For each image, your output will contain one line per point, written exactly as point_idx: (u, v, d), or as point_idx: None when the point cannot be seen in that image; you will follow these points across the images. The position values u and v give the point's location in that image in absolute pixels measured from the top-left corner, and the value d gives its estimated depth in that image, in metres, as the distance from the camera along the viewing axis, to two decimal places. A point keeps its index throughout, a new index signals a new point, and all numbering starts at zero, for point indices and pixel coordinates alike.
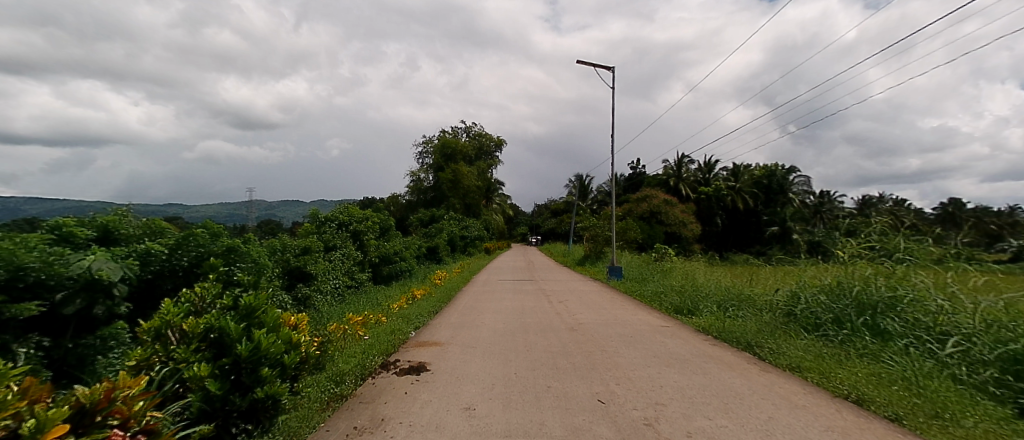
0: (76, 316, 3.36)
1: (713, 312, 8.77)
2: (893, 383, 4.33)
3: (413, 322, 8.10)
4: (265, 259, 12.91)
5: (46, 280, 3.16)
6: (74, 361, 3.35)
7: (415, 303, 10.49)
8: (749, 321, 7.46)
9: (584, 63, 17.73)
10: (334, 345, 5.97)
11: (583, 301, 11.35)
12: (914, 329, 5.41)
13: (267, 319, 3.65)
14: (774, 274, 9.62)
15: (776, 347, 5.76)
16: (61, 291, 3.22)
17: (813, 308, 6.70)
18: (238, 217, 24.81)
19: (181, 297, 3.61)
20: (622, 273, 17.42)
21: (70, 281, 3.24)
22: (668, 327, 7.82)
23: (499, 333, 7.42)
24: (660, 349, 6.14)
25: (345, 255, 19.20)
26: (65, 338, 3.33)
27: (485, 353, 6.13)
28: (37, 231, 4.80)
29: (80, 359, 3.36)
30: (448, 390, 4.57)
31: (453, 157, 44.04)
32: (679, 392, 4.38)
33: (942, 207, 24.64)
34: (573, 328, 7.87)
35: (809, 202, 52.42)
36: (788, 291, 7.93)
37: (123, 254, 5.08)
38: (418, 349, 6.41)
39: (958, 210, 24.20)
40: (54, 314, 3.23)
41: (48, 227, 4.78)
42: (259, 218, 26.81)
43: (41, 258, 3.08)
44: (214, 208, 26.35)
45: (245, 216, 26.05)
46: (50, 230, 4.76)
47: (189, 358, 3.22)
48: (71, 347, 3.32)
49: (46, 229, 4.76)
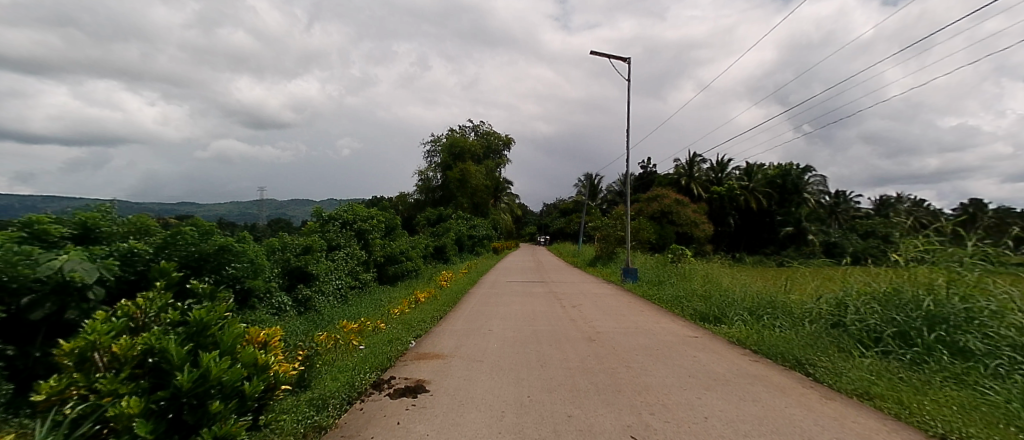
0: (47, 322, 3.25)
1: (745, 321, 7.97)
2: (995, 420, 3.52)
3: (414, 329, 7.40)
4: (264, 259, 12.35)
5: (10, 284, 3.07)
6: (44, 369, 3.26)
7: (418, 307, 9.82)
8: (789, 333, 6.67)
9: (597, 54, 16.90)
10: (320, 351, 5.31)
11: (599, 306, 10.63)
12: (1002, 349, 4.59)
13: (226, 338, 2.92)
14: (810, 278, 8.79)
15: (833, 367, 4.95)
16: (28, 295, 3.14)
17: (868, 321, 5.89)
18: (244, 216, 24.48)
19: (116, 311, 2.80)
20: (637, 276, 16.64)
21: (36, 284, 3.13)
22: (697, 338, 7.02)
23: (509, 344, 6.67)
24: (695, 367, 5.34)
25: (349, 255, 18.64)
26: (33, 345, 3.26)
27: (493, 370, 5.38)
28: (7, 228, 4.10)
29: (49, 367, 3.26)
30: (449, 420, 3.82)
31: (461, 156, 43.43)
32: (729, 426, 3.61)
33: (964, 207, 23.60)
34: (593, 339, 7.10)
35: (825, 202, 51.00)
36: (832, 299, 7.11)
37: (104, 254, 4.54)
38: (418, 362, 5.69)
39: (981, 209, 23.13)
40: (21, 318, 3.15)
41: (19, 224, 4.08)
42: (266, 217, 26.47)
43: (6, 259, 3.00)
44: (222, 206, 26.14)
45: (253, 215, 25.75)
46: (22, 227, 4.07)
47: (119, 390, 2.49)
48: (39, 355, 3.22)
49: (16, 226, 4.06)
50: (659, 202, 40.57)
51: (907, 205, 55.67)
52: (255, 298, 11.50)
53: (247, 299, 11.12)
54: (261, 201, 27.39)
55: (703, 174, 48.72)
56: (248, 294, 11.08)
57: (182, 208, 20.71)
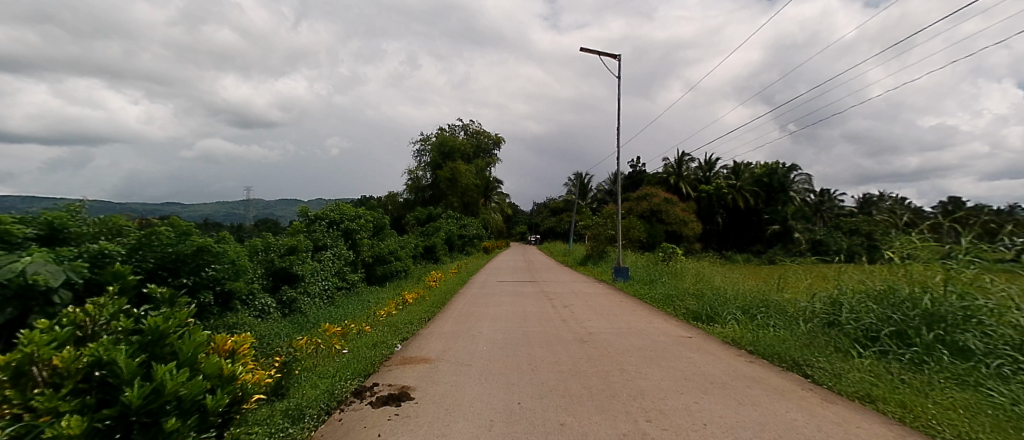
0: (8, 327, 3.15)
1: (738, 321, 7.84)
2: (1003, 424, 3.38)
3: (400, 332, 7.15)
4: (246, 259, 11.98)
5: None
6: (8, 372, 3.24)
7: (406, 309, 9.56)
8: (784, 332, 6.54)
9: (587, 50, 16.68)
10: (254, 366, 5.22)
11: (591, 306, 10.45)
12: (1003, 348, 4.48)
13: (187, 347, 2.65)
14: (803, 276, 8.68)
15: (831, 368, 4.79)
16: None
17: (864, 320, 5.78)
18: (229, 216, 23.96)
19: (60, 319, 2.50)
20: (628, 275, 16.51)
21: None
22: (692, 338, 6.85)
23: (499, 347, 6.45)
24: (691, 369, 5.16)
25: (336, 255, 18.27)
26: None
27: (482, 374, 5.14)
28: None
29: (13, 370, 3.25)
30: (433, 430, 3.58)
31: (450, 155, 43.04)
32: (729, 434, 3.41)
33: (946, 205, 23.92)
34: (585, 340, 6.90)
35: (812, 201, 51.49)
36: (826, 297, 7.00)
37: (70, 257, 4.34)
38: (404, 367, 5.44)
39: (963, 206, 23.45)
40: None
41: None
42: (252, 217, 25.93)
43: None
44: (207, 206, 25.61)
45: (239, 215, 25.24)
46: None
47: (58, 408, 2.21)
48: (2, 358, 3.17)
49: None
50: (649, 201, 40.60)
51: (890, 203, 56.62)
52: (237, 300, 11.16)
53: (229, 301, 10.79)
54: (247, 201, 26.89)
55: (692, 173, 48.91)
56: (230, 297, 10.75)
57: (163, 208, 20.21)
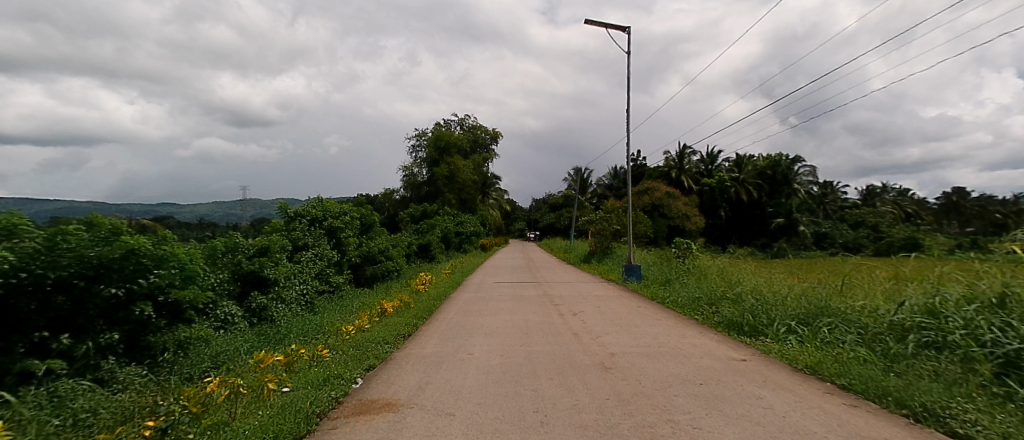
0: None
1: (797, 336, 6.23)
2: None
3: (364, 359, 5.50)
4: (203, 263, 10.38)
5: None
6: None
7: (383, 321, 7.95)
8: (872, 356, 4.96)
9: (592, 23, 14.88)
10: (97, 395, 6.29)
11: (605, 313, 8.86)
12: None
13: None
14: (872, 279, 7.02)
15: (999, 425, 3.14)
16: None
17: (1004, 344, 4.16)
18: (229, 217, 23.22)
19: None
20: (640, 274, 14.90)
21: None
22: (749, 364, 5.20)
23: (493, 381, 4.77)
24: (777, 424, 3.50)
25: (318, 255, 16.56)
26: None
27: (468, 435, 3.46)
28: None
29: None
30: None
31: (446, 150, 41.35)
32: None
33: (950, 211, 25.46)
34: (609, 367, 5.26)
35: (817, 193, 50.02)
36: (920, 307, 5.40)
37: None
38: (357, 421, 3.76)
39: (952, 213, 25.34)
40: None
41: None
42: (252, 216, 24.84)
43: None
44: (199, 206, 24.59)
45: (239, 216, 24.41)
46: None
47: None
48: None
49: None
50: (650, 195, 39.13)
51: (893, 195, 55.22)
52: (192, 310, 9.61)
53: (179, 312, 9.22)
54: (243, 201, 25.81)
55: (694, 165, 47.35)
56: (180, 307, 9.20)
57: (148, 207, 18.97)
